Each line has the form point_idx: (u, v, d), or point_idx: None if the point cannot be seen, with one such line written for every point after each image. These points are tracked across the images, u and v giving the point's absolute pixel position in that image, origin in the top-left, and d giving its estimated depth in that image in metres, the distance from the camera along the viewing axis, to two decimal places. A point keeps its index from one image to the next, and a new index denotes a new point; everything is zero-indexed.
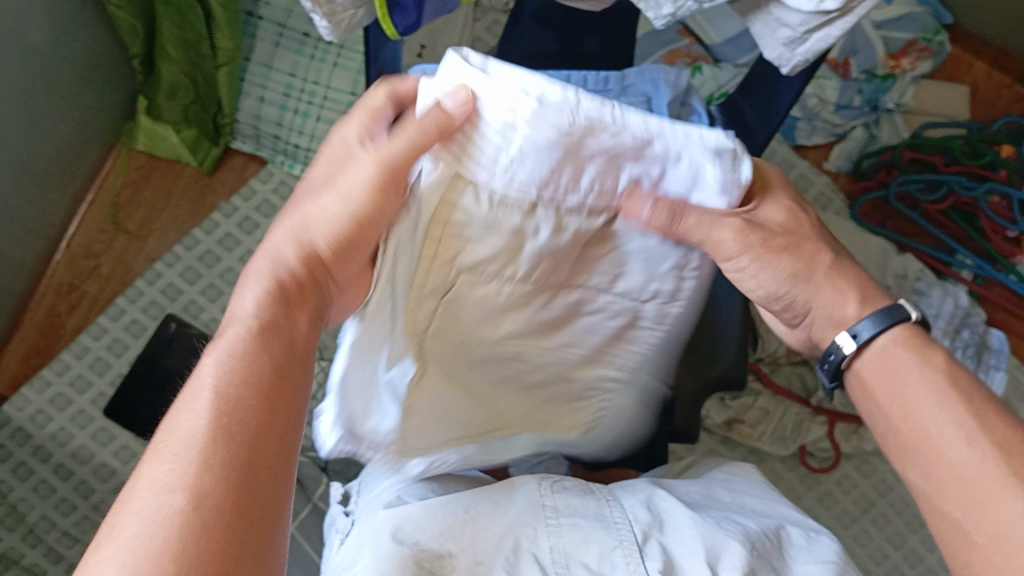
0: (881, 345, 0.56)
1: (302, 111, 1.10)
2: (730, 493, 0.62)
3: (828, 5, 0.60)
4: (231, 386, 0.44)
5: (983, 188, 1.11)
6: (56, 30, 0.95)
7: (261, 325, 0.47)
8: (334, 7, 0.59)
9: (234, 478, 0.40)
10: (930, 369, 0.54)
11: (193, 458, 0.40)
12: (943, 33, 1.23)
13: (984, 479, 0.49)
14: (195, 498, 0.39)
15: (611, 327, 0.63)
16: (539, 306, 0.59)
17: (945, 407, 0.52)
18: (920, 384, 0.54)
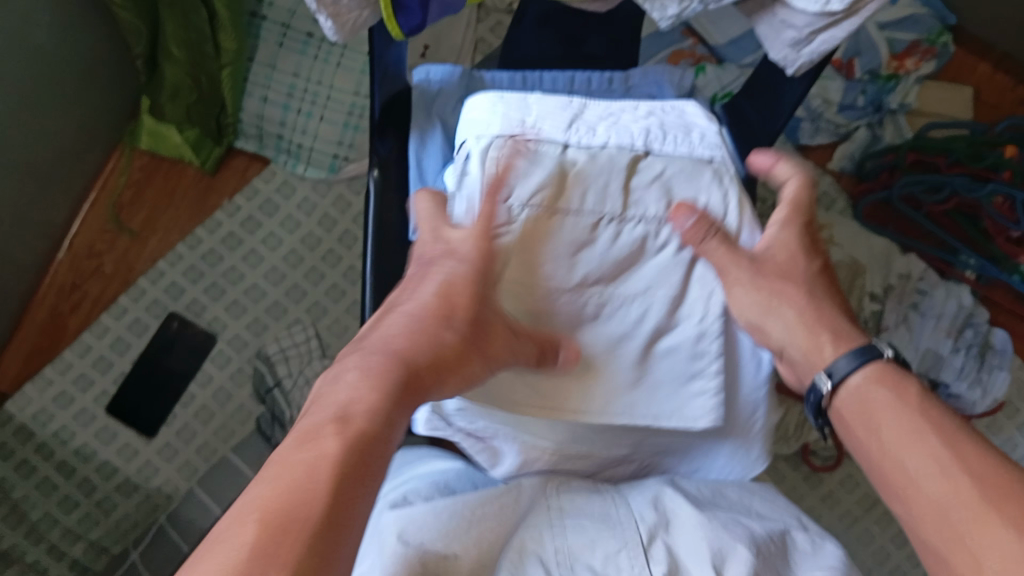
0: (855, 385, 0.53)
1: (306, 112, 1.09)
2: (738, 492, 0.61)
3: (834, 6, 0.60)
4: (313, 474, 0.39)
5: (985, 190, 1.09)
6: (61, 29, 0.95)
7: (357, 417, 0.42)
8: (340, 9, 0.59)
9: (329, 508, 0.38)
10: (905, 404, 0.51)
11: (300, 482, 0.38)
12: (947, 35, 1.23)
13: (961, 509, 0.45)
14: (280, 519, 0.37)
15: (682, 258, 0.56)
16: (608, 238, 0.56)
17: (921, 440, 0.49)
18: (895, 417, 0.51)
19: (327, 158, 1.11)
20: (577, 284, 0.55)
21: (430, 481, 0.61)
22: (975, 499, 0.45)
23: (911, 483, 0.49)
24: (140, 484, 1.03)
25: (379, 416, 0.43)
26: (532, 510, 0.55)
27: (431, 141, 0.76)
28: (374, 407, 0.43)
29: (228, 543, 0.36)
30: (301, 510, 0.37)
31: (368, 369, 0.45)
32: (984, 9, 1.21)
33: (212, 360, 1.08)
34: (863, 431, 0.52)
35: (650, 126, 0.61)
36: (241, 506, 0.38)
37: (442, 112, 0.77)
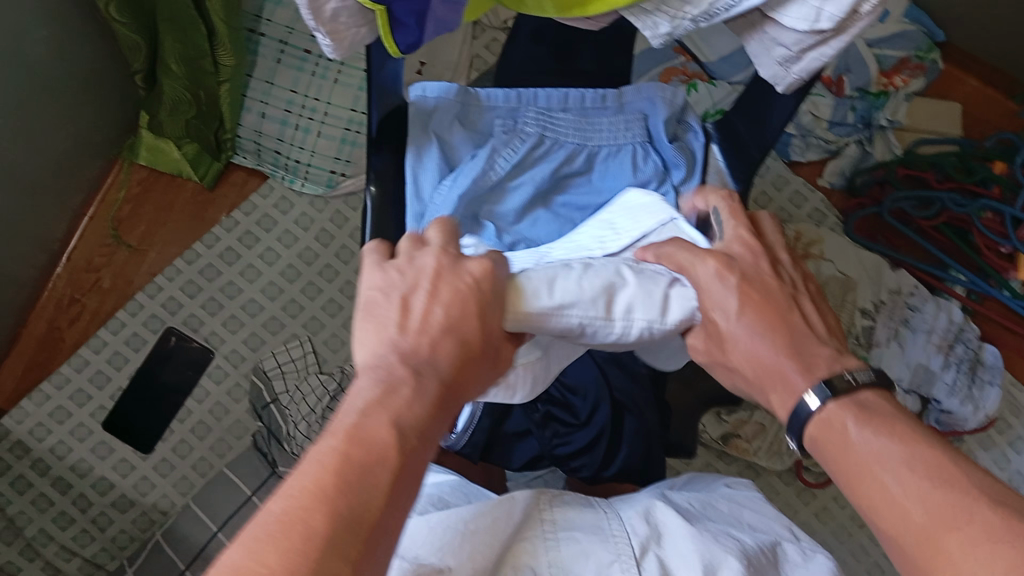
0: (827, 412, 0.51)
1: (303, 127, 1.10)
2: (729, 506, 0.63)
3: (822, 24, 0.61)
4: (347, 448, 0.42)
5: (976, 205, 1.11)
6: (60, 46, 0.96)
7: (383, 405, 0.45)
8: (337, 26, 0.60)
9: (383, 507, 0.41)
10: (880, 422, 0.48)
11: (363, 484, 0.40)
12: (936, 51, 1.24)
13: (945, 514, 0.42)
14: (339, 512, 0.39)
15: (650, 290, 0.58)
16: (576, 274, 0.57)
17: (881, 465, 0.46)
18: (859, 441, 0.48)
19: (324, 174, 1.12)
20: (558, 306, 0.55)
21: (424, 497, 0.62)
22: (921, 521, 0.43)
23: (873, 507, 0.46)
24: (137, 498, 1.04)
25: (420, 428, 0.46)
26: (525, 524, 0.55)
27: (428, 157, 0.77)
28: (418, 424, 0.45)
29: (299, 526, 0.38)
30: (361, 506, 0.40)
31: (404, 385, 0.46)
32: (972, 26, 1.23)
33: (209, 374, 1.09)
34: (831, 457, 0.50)
35: (604, 231, 0.69)
36: (297, 488, 0.39)
37: (438, 126, 0.78)
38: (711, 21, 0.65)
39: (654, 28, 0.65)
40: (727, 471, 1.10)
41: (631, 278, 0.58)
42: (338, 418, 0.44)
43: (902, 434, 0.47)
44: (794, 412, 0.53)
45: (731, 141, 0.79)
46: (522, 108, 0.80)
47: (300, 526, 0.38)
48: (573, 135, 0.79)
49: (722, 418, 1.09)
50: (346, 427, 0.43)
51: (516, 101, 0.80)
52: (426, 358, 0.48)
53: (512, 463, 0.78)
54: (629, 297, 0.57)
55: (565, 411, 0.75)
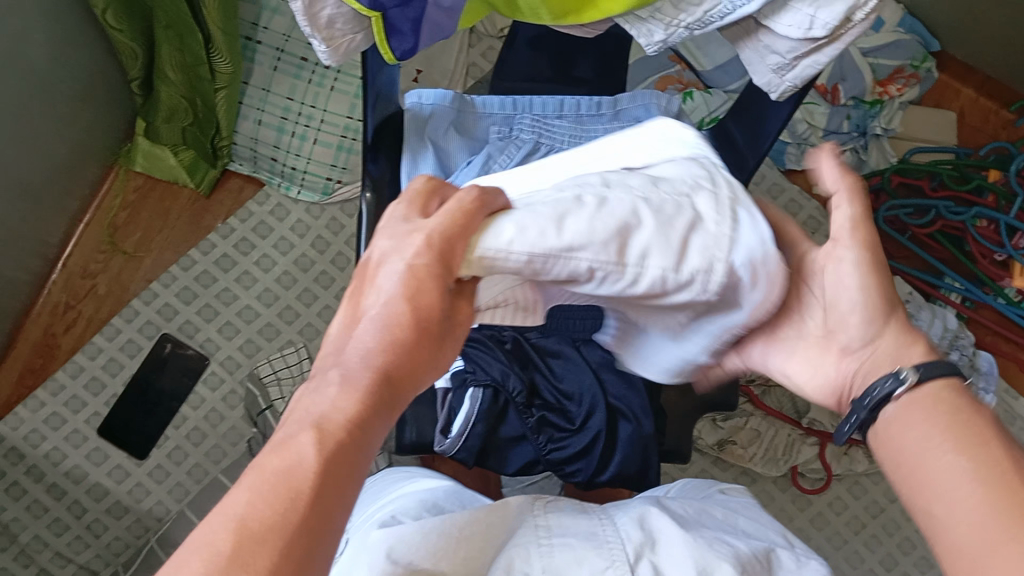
0: (904, 401, 0.50)
1: (299, 134, 1.10)
2: (723, 512, 0.63)
3: (816, 32, 0.62)
4: (293, 455, 0.39)
5: (970, 214, 1.13)
6: (56, 53, 0.97)
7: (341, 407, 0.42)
8: (333, 33, 0.60)
9: (302, 510, 0.38)
10: (955, 422, 0.48)
11: (276, 494, 0.38)
12: (931, 60, 1.25)
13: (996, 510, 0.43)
14: (279, 524, 0.37)
15: (673, 238, 0.51)
16: (590, 209, 0.50)
17: (947, 453, 0.47)
18: (938, 452, 0.47)
19: (320, 180, 1.12)
20: (568, 247, 0.49)
21: (419, 499, 0.62)
22: (989, 502, 0.44)
23: (931, 494, 0.47)
24: (131, 504, 1.04)
25: (355, 409, 0.42)
26: (521, 532, 0.55)
27: (424, 163, 0.77)
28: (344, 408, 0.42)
29: (239, 541, 0.36)
30: (270, 518, 0.37)
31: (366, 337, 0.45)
32: (965, 37, 1.24)
33: (204, 381, 1.09)
34: (896, 464, 0.50)
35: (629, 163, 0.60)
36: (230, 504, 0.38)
37: (433, 133, 0.78)
38: (706, 29, 0.65)
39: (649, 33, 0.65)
40: (723, 478, 1.10)
41: (649, 218, 0.51)
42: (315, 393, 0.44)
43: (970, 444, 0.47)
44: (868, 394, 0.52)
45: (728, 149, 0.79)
46: (518, 115, 0.80)
47: (219, 542, 0.36)
48: (569, 142, 0.79)
49: (718, 424, 1.09)
50: (298, 421, 0.42)
51: (512, 109, 0.80)
52: (382, 313, 0.46)
53: (507, 468, 0.78)
54: (644, 242, 0.51)
55: (560, 416, 0.75)
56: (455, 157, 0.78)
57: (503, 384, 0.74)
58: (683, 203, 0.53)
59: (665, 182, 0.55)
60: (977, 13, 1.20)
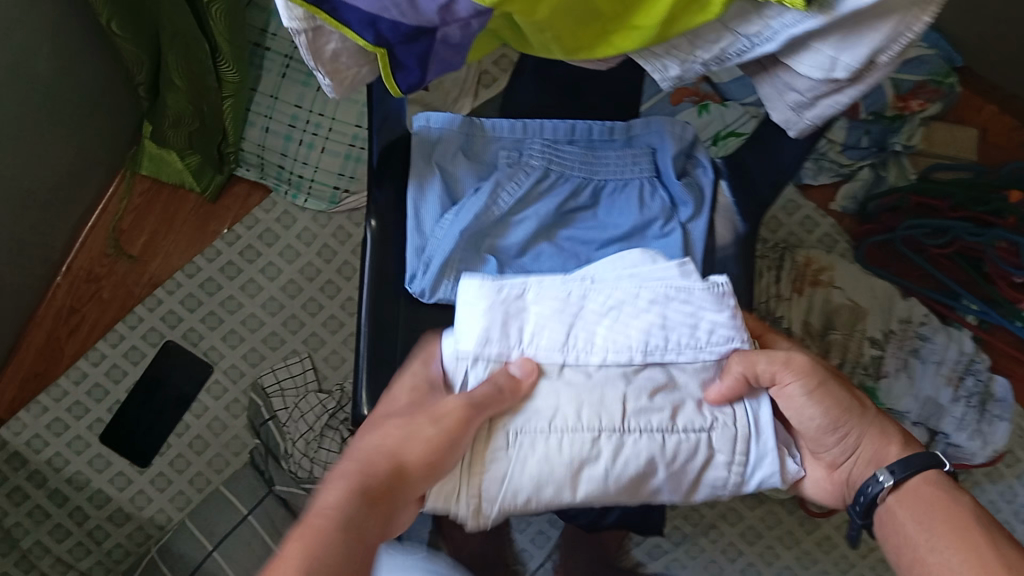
0: (890, 502, 0.56)
1: (307, 142, 1.08)
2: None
3: (837, 74, 0.60)
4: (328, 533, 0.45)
5: (988, 236, 1.09)
6: (62, 61, 0.95)
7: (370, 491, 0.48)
8: (338, 66, 0.59)
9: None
10: (942, 512, 0.53)
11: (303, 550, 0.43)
12: (953, 75, 1.19)
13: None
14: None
15: (690, 474, 0.56)
16: (610, 454, 0.54)
17: (940, 541, 0.52)
18: (936, 545, 0.52)
19: (327, 189, 1.10)
20: (572, 475, 0.53)
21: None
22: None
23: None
24: (133, 512, 1.03)
25: (345, 519, 0.46)
26: None
27: (430, 191, 0.75)
28: (332, 508, 0.47)
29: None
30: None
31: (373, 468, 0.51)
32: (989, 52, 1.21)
33: (207, 390, 1.08)
34: (897, 547, 0.54)
35: (652, 325, 0.57)
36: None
37: (439, 158, 0.76)
38: (724, 64, 0.63)
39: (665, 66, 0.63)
40: (729, 500, 1.09)
41: (663, 466, 0.55)
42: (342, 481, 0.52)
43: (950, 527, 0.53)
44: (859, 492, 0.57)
45: (741, 175, 0.77)
46: (528, 140, 0.78)
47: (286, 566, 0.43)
48: (579, 169, 0.78)
49: None
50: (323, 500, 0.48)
51: (521, 133, 0.78)
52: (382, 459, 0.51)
53: None
54: (657, 481, 0.55)
55: None
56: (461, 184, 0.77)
57: None
58: (702, 434, 0.56)
59: (691, 409, 0.56)
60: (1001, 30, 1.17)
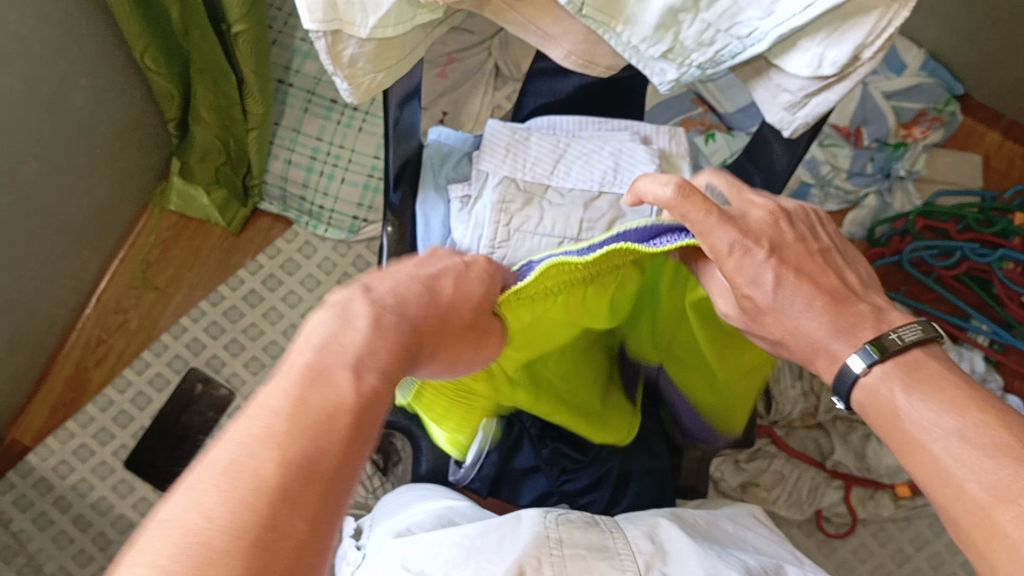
0: (876, 379, 0.52)
1: (328, 173, 1.16)
2: (733, 526, 0.73)
3: (825, 71, 0.62)
4: (278, 442, 0.39)
5: (996, 255, 1.14)
6: (101, 94, 1.00)
7: (370, 393, 0.45)
8: (355, 72, 0.63)
9: (338, 457, 0.41)
10: (938, 397, 0.49)
11: (297, 414, 0.41)
12: (954, 103, 1.25)
13: (918, 429, 0.49)
14: (296, 462, 0.39)
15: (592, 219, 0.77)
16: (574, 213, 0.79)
17: (907, 390, 0.51)
18: (935, 413, 0.49)
19: (346, 219, 1.17)
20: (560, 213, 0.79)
21: (436, 514, 0.71)
22: (907, 402, 0.50)
23: (912, 442, 0.49)
24: (136, 518, 1.08)
25: (384, 374, 0.47)
26: (532, 539, 0.60)
27: (434, 212, 0.81)
28: (383, 350, 0.48)
29: (277, 450, 0.39)
30: (312, 458, 0.40)
31: (356, 326, 0.48)
32: (988, 78, 1.23)
33: (229, 415, 1.13)
34: (887, 421, 0.52)
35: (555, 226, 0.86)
36: (209, 512, 0.36)
37: (431, 178, 0.82)
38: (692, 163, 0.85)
39: (633, 25, 0.63)
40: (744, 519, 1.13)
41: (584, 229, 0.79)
42: (293, 358, 0.46)
43: (950, 395, 0.49)
44: (839, 377, 0.54)
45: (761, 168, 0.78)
46: None
47: (276, 422, 0.41)
48: None
49: (741, 466, 1.14)
50: (300, 371, 0.44)
51: None
52: (391, 314, 0.50)
53: (522, 499, 0.80)
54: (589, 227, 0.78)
55: (574, 447, 0.77)
56: (479, 168, 0.79)
57: (516, 416, 0.76)
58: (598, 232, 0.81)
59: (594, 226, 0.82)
60: (998, 65, 1.20)
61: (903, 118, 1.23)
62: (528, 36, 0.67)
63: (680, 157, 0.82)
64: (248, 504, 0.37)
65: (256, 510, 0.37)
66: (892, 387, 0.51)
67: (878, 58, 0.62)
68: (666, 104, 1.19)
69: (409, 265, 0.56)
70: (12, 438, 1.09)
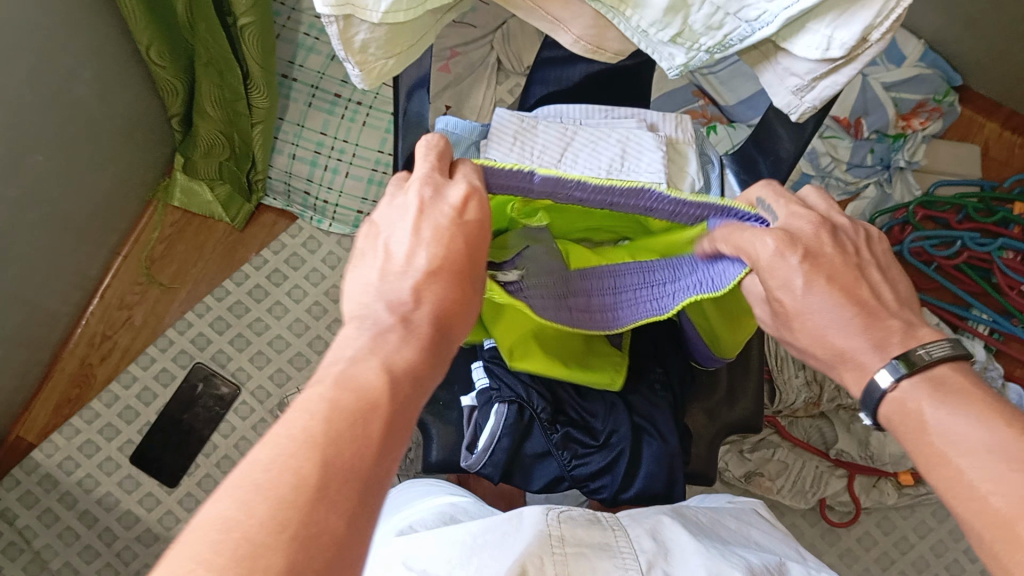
0: (903, 391, 0.50)
1: (332, 168, 1.16)
2: (738, 523, 0.73)
3: (834, 53, 0.62)
4: (316, 439, 0.39)
5: (996, 245, 1.15)
6: (105, 89, 1.00)
7: (400, 386, 0.44)
8: (366, 57, 0.64)
9: (375, 459, 0.40)
10: (969, 408, 0.48)
11: (335, 412, 0.40)
12: (953, 94, 1.26)
13: (951, 443, 0.47)
14: (334, 460, 0.38)
15: None
16: None
17: (934, 403, 0.49)
18: (961, 421, 0.48)
19: (351, 213, 1.18)
20: None
21: (439, 511, 0.70)
22: (933, 414, 0.49)
23: (937, 452, 0.48)
24: (142, 514, 1.08)
25: (418, 376, 0.45)
26: (534, 537, 0.60)
27: None
28: (413, 348, 0.46)
29: (318, 448, 0.39)
30: (351, 459, 0.39)
31: (392, 334, 0.46)
32: (987, 69, 1.24)
33: (235, 410, 1.13)
34: (913, 434, 0.50)
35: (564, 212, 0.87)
36: (254, 507, 0.36)
37: None
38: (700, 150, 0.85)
39: (642, 10, 0.63)
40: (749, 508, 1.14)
41: None
42: (327, 367, 0.44)
43: (982, 408, 0.48)
44: (866, 392, 0.52)
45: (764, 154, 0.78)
46: None
47: (315, 421, 0.40)
48: None
49: (745, 456, 1.15)
50: (334, 379, 0.43)
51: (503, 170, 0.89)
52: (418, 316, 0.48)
53: (533, 484, 0.80)
54: None
55: (585, 432, 0.77)
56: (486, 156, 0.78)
57: (527, 401, 0.76)
58: None
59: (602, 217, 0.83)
60: (997, 56, 1.21)
61: (901, 108, 1.23)
62: (538, 22, 0.67)
63: (687, 144, 0.83)
64: (291, 502, 0.36)
65: (298, 511, 0.36)
66: (923, 400, 0.50)
67: (887, 39, 0.63)
68: (668, 95, 1.20)
69: (410, 237, 0.51)
70: (17, 434, 1.09)
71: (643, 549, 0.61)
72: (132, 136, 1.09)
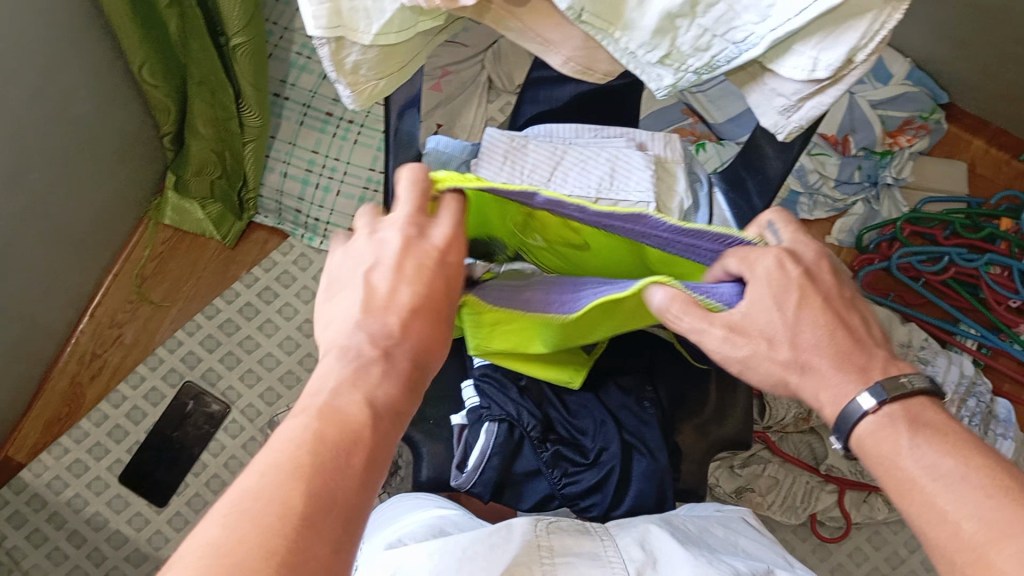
0: (882, 418, 0.50)
1: (323, 186, 1.16)
2: (726, 531, 0.74)
3: (819, 74, 0.63)
4: (301, 471, 0.39)
5: (983, 260, 1.16)
6: (97, 108, 1.00)
7: (377, 414, 0.44)
8: (357, 78, 0.64)
9: (358, 492, 0.40)
10: (946, 445, 0.48)
11: (315, 444, 0.41)
12: (940, 112, 1.27)
13: (929, 473, 0.47)
14: (320, 492, 0.39)
15: None
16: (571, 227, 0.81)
17: (913, 433, 0.49)
18: (939, 457, 0.48)
19: None
20: None
21: (429, 525, 0.70)
22: (911, 444, 0.49)
23: (911, 481, 0.48)
24: (131, 534, 1.07)
25: (396, 409, 0.46)
26: (523, 545, 0.61)
27: None
28: (391, 378, 0.46)
29: (305, 479, 0.39)
30: (336, 492, 0.39)
31: (373, 367, 0.46)
32: (973, 87, 1.25)
33: (225, 429, 1.13)
34: (884, 462, 0.50)
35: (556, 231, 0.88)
36: (243, 533, 0.36)
37: None
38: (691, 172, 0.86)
39: (631, 31, 0.64)
40: None
41: None
42: (308, 398, 0.44)
43: (956, 445, 0.48)
44: (843, 416, 0.51)
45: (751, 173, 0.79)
46: None
47: (299, 453, 0.40)
48: None
49: (736, 472, 1.15)
50: (313, 409, 0.43)
51: None
52: (398, 347, 0.48)
53: (524, 503, 0.80)
54: None
55: (575, 450, 0.77)
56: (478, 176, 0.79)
57: (517, 419, 0.76)
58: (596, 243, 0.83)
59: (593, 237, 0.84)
60: (983, 73, 1.22)
61: (887, 126, 1.25)
62: (528, 43, 0.68)
63: (676, 163, 0.84)
64: (279, 533, 0.36)
65: (286, 546, 0.36)
66: (902, 433, 0.49)
67: (871, 61, 0.64)
68: (657, 113, 1.21)
69: (388, 274, 0.50)
70: (7, 453, 1.09)
71: (630, 556, 0.61)
72: (124, 155, 1.09)
